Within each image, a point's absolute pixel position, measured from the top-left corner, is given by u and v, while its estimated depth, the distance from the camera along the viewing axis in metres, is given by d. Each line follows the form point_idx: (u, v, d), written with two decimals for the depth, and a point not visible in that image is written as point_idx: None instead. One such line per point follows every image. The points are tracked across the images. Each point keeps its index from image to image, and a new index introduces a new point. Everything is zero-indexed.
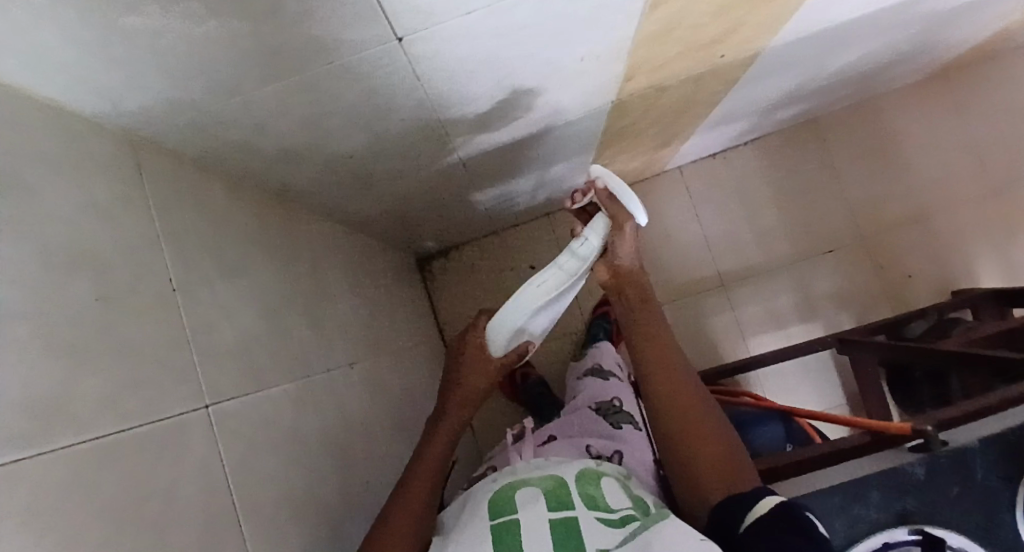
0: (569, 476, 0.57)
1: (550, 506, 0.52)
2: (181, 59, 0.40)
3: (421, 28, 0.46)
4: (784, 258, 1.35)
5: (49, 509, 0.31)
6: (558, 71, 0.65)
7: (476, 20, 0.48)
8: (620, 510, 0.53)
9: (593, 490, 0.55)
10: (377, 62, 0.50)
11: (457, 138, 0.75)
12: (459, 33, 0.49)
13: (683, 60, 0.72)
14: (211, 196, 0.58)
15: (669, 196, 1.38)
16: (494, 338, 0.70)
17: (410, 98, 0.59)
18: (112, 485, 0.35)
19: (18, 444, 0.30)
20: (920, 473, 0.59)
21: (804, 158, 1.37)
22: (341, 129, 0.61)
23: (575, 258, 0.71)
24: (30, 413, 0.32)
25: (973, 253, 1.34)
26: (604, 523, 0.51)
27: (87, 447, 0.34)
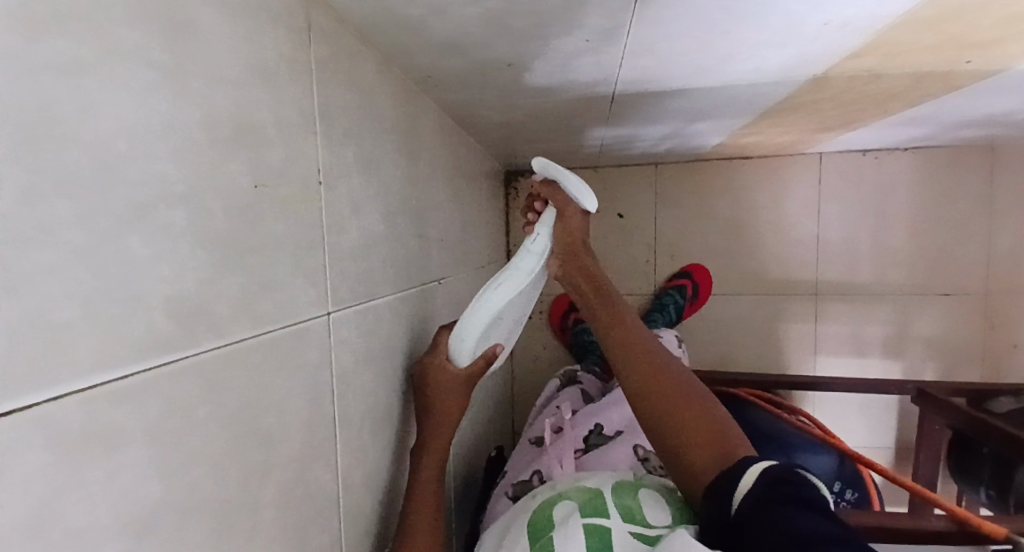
0: (607, 488, 0.61)
1: (585, 513, 0.57)
2: None
3: None
4: (892, 286, 1.23)
5: (178, 422, 0.28)
6: (784, 32, 0.53)
7: None
8: (656, 524, 0.56)
9: (630, 501, 0.59)
10: None
11: (623, 71, 0.65)
12: None
13: (925, 53, 0.59)
14: (363, 73, 0.51)
15: (795, 183, 1.24)
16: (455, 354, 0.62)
17: (610, 18, 0.49)
18: (235, 396, 0.32)
19: (159, 350, 0.26)
20: None
21: (962, 186, 1.21)
22: (521, 32, 0.52)
23: (531, 256, 0.67)
24: (179, 310, 0.28)
25: None
26: (637, 536, 0.54)
27: (218, 354, 0.31)
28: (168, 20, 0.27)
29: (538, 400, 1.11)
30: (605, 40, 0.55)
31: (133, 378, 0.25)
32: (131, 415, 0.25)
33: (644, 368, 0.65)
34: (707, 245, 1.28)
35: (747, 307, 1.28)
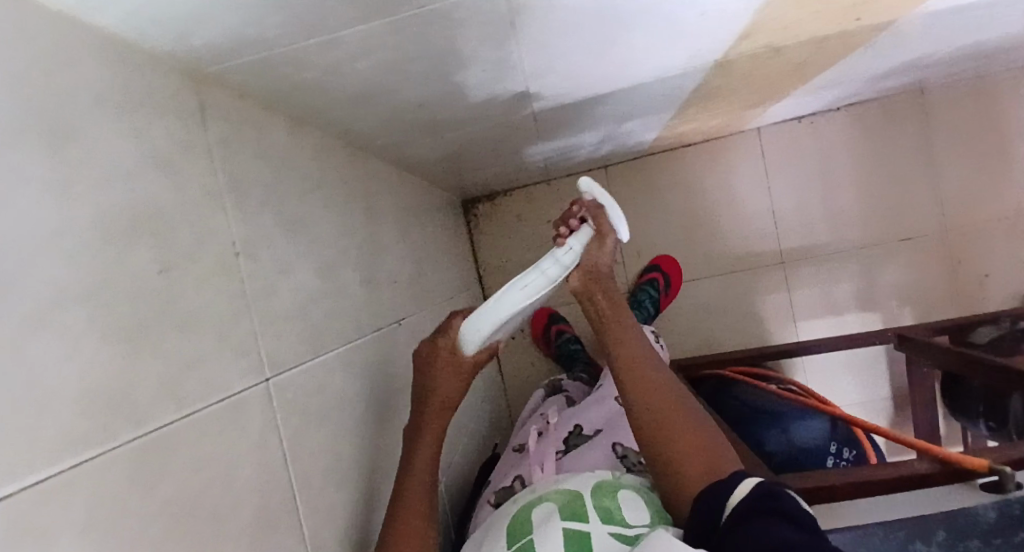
0: (587, 489, 0.60)
1: (564, 518, 0.57)
2: None
3: None
4: (853, 242, 1.26)
5: (111, 514, 0.28)
6: (669, 29, 0.55)
7: None
8: (637, 525, 0.56)
9: (610, 502, 0.59)
10: (475, 9, 0.43)
11: (535, 91, 0.68)
12: None
13: (812, 22, 0.62)
14: (276, 140, 0.53)
15: (741, 161, 1.28)
16: (466, 342, 0.64)
17: (499, 49, 0.52)
18: (171, 479, 0.33)
19: (78, 449, 0.27)
20: (992, 517, 0.56)
21: (898, 135, 1.24)
22: (420, 77, 0.55)
23: (557, 265, 0.65)
24: (93, 406, 0.29)
25: None
26: (617, 539, 0.54)
27: (145, 442, 0.32)
28: (49, 130, 0.29)
29: (526, 408, 1.09)
30: (503, 68, 0.57)
31: (54, 482, 0.25)
32: (58, 518, 0.25)
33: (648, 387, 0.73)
34: (670, 235, 1.30)
35: (719, 289, 1.30)
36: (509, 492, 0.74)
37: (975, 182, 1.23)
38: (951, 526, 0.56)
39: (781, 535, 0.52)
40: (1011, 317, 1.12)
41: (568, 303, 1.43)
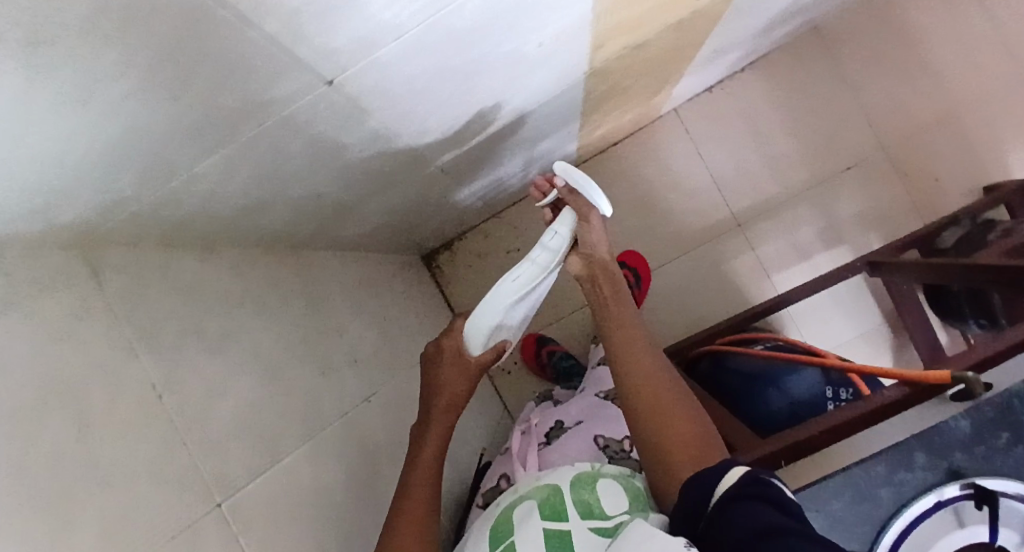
0: (566, 483, 0.68)
1: (546, 514, 0.64)
2: (93, 162, 0.37)
3: (350, 66, 0.43)
4: (800, 186, 1.27)
5: None
6: (513, 61, 0.59)
7: (409, 40, 0.43)
8: (615, 515, 0.64)
9: (589, 496, 0.66)
10: (313, 109, 0.46)
11: (426, 146, 0.71)
12: (392, 60, 0.45)
13: (657, 12, 0.65)
14: (190, 269, 0.56)
15: (671, 142, 1.30)
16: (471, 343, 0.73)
17: (362, 129, 0.55)
18: None
19: None
20: (965, 427, 0.56)
21: (811, 74, 1.27)
22: (304, 176, 0.58)
23: (546, 253, 0.70)
24: None
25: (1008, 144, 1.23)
26: (596, 532, 0.62)
27: None
28: None
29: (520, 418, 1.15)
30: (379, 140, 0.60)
31: None
32: None
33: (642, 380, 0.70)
34: (627, 230, 1.31)
35: (690, 267, 1.30)
36: (496, 490, 0.85)
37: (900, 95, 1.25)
38: (928, 446, 0.56)
39: (769, 519, 0.51)
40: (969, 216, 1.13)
41: (552, 323, 1.44)
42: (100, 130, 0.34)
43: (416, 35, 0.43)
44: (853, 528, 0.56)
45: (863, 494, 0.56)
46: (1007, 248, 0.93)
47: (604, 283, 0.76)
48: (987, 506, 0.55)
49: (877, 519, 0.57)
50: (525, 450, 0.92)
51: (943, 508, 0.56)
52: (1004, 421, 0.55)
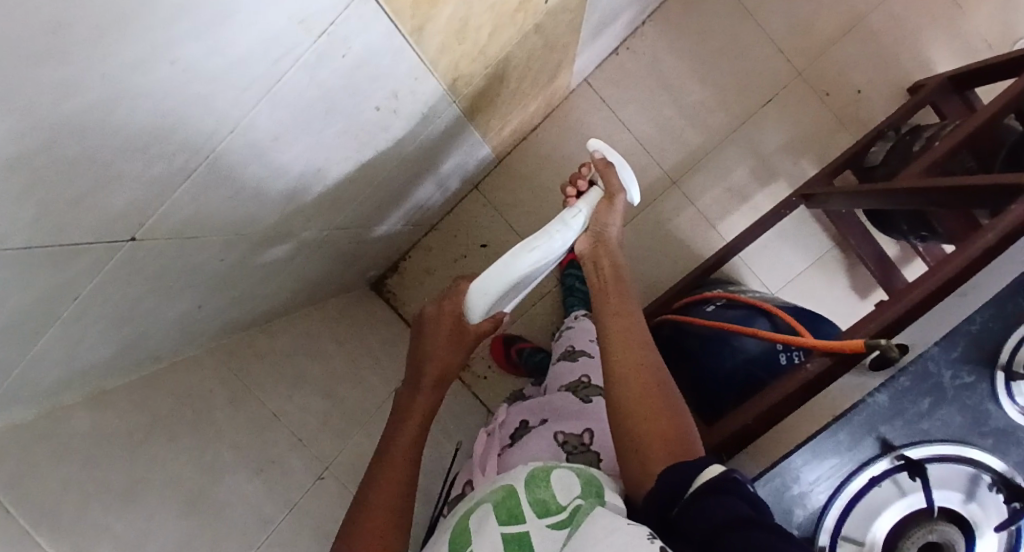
0: (521, 483, 0.67)
1: (503, 519, 0.64)
2: None
3: (148, 218, 0.40)
4: (725, 129, 1.25)
5: None
6: (355, 128, 0.55)
7: (206, 172, 0.40)
8: (571, 505, 0.64)
9: (544, 492, 0.65)
10: (135, 261, 0.43)
11: (308, 218, 0.68)
12: (199, 192, 0.42)
13: (501, 32, 0.62)
14: (84, 425, 0.54)
15: (587, 113, 1.27)
16: (471, 306, 0.69)
17: (213, 245, 0.52)
18: None
19: None
20: (884, 401, 0.54)
21: (712, 10, 1.23)
22: (176, 303, 0.55)
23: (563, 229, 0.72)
24: None
25: (919, 39, 1.20)
26: (553, 528, 0.62)
27: None
28: None
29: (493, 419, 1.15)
30: (246, 244, 0.58)
31: None
32: None
33: (631, 365, 0.66)
34: None
35: (634, 236, 1.28)
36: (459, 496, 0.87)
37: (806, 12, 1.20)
38: (850, 426, 0.55)
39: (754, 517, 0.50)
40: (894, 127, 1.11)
41: (516, 318, 1.44)
42: None
43: (209, 171, 0.40)
44: (789, 516, 0.56)
45: (793, 483, 0.56)
46: (929, 163, 0.92)
47: (609, 267, 0.76)
48: (920, 477, 0.54)
49: (811, 506, 0.56)
50: (487, 454, 0.92)
51: (878, 482, 0.55)
52: (925, 387, 0.54)
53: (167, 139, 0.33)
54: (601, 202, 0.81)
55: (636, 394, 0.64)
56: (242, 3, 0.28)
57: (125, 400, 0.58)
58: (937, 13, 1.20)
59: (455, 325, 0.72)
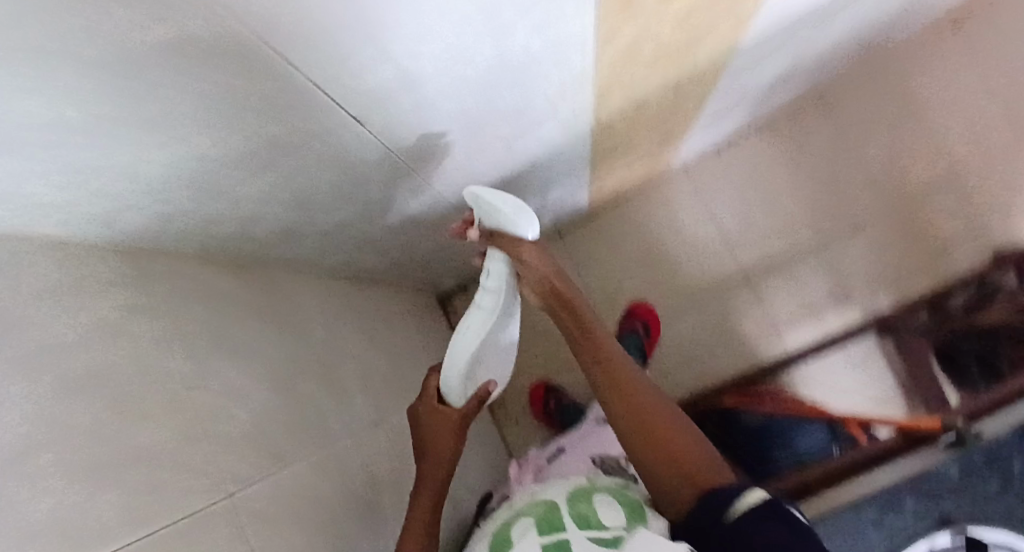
0: (563, 498, 0.65)
1: (543, 530, 0.62)
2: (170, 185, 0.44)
3: (377, 104, 0.48)
4: (808, 244, 1.31)
5: None
6: (515, 117, 0.66)
7: (428, 85, 0.49)
8: (612, 526, 0.61)
9: (585, 508, 0.64)
10: (344, 145, 0.52)
11: (445, 189, 0.77)
12: (416, 101, 0.51)
13: (654, 72, 0.72)
14: (221, 287, 0.62)
15: (680, 196, 1.36)
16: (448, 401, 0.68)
17: (386, 167, 0.61)
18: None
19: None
20: None
21: (814, 136, 1.33)
22: (333, 208, 0.64)
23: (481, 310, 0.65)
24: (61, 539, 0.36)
25: None
26: (594, 543, 0.60)
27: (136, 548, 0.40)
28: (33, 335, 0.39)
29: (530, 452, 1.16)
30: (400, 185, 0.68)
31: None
32: None
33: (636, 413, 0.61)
34: (638, 282, 1.35)
35: (700, 320, 1.33)
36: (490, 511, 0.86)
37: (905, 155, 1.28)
38: None
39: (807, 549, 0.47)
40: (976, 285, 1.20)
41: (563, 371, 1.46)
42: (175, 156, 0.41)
43: (420, 100, 0.51)
44: None
45: None
46: None
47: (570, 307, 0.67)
48: None
49: None
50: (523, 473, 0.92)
51: None
52: None
53: (437, 37, 0.42)
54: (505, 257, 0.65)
55: (645, 440, 0.60)
56: None
57: (250, 286, 0.66)
58: None
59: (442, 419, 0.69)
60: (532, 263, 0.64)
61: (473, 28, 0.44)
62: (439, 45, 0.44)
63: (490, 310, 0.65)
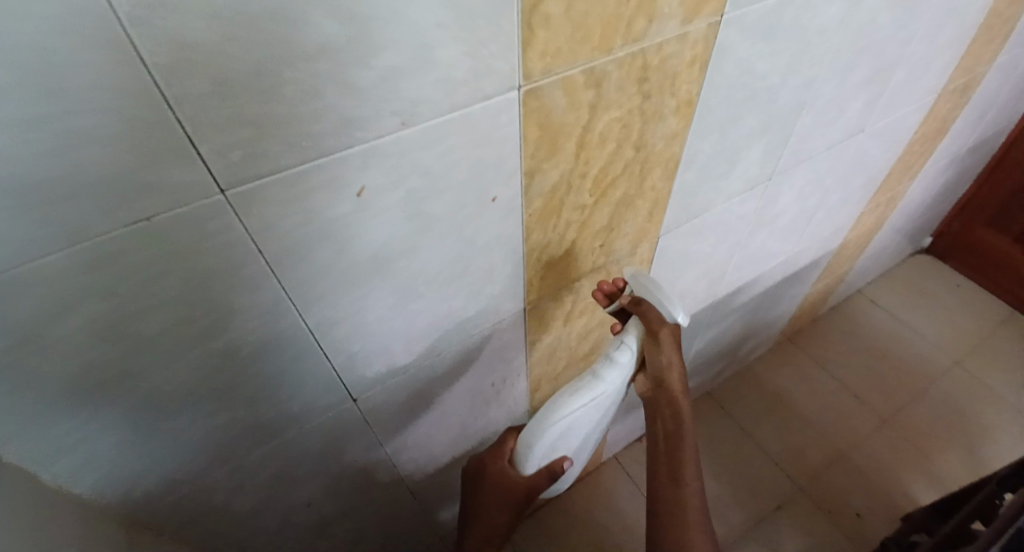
0: None
1: None
2: (200, 424, 0.51)
3: (371, 388, 0.62)
4: (745, 523, 1.40)
5: None
6: (484, 424, 0.88)
7: (413, 373, 0.65)
8: None
9: None
10: (342, 420, 0.63)
11: (409, 474, 0.84)
12: (398, 387, 0.65)
13: (571, 367, 0.91)
14: None
15: (616, 483, 1.48)
16: (525, 456, 0.72)
17: (368, 446, 0.71)
18: None
19: None
20: None
21: (714, 425, 1.58)
22: (311, 485, 0.70)
23: (606, 374, 0.65)
24: None
25: (898, 474, 1.47)
26: None
27: None
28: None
29: None
30: (397, 483, 0.84)
31: None
32: None
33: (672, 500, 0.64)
34: None
35: None
36: None
37: (793, 436, 1.55)
38: None
39: None
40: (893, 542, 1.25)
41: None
42: (192, 409, 0.49)
43: (409, 383, 0.66)
44: None
45: None
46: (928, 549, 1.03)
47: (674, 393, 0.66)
48: None
49: None
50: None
51: None
52: None
53: (431, 328, 0.60)
54: (643, 337, 0.65)
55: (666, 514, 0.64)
56: (502, 279, 0.61)
57: None
58: (908, 460, 1.50)
59: (507, 482, 0.76)
60: (664, 339, 0.64)
61: (446, 358, 0.67)
62: (438, 369, 0.67)
63: (607, 383, 0.65)
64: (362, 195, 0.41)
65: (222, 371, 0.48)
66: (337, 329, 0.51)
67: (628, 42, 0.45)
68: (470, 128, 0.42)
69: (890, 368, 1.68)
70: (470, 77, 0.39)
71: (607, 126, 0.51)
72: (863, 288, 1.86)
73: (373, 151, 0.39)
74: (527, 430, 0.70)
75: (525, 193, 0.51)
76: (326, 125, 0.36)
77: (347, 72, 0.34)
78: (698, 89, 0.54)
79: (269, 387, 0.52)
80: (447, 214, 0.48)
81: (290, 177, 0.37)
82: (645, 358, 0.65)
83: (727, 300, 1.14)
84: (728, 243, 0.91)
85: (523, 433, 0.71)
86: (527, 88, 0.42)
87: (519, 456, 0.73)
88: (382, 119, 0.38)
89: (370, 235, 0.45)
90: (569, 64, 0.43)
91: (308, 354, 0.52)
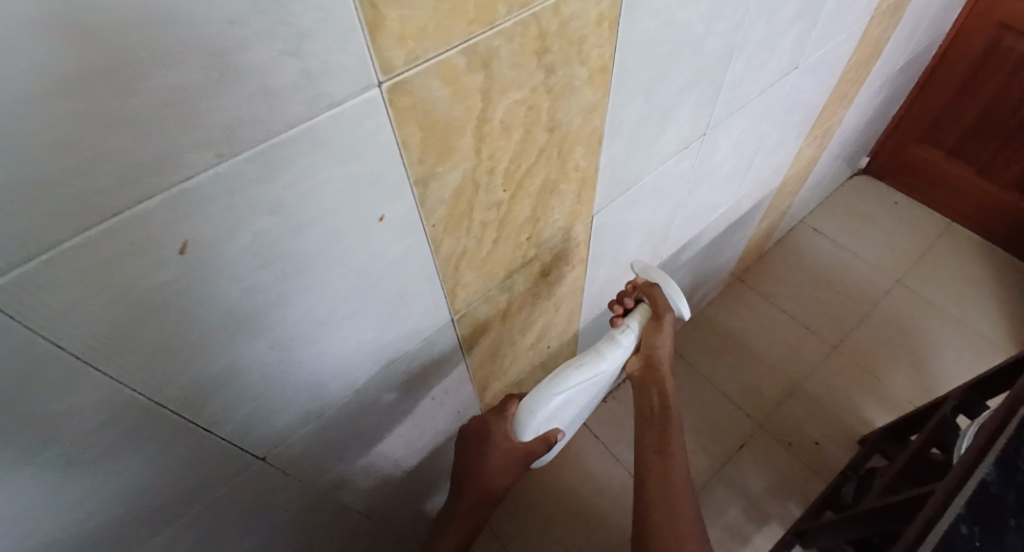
0: None
1: None
2: (62, 532, 0.42)
3: (279, 442, 0.53)
4: (713, 468, 1.41)
5: None
6: (434, 433, 0.80)
7: (331, 415, 0.56)
8: None
9: None
10: (253, 482, 0.54)
11: (355, 502, 0.76)
12: (316, 432, 0.56)
13: (519, 359, 0.84)
14: None
15: (585, 448, 1.45)
16: (521, 426, 0.69)
17: (295, 495, 0.62)
18: None
19: None
20: (966, 528, 0.59)
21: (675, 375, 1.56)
22: (234, 545, 0.61)
23: (613, 350, 0.68)
24: None
25: (852, 397, 1.50)
26: None
27: None
28: None
29: None
30: (345, 514, 0.76)
31: None
32: None
33: (662, 463, 0.69)
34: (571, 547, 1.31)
35: None
36: None
37: (752, 375, 1.55)
38: None
39: None
40: (854, 469, 1.27)
41: None
42: (43, 520, 0.39)
43: (329, 425, 0.57)
44: None
45: None
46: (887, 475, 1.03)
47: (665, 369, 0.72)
48: (980, 524, 0.59)
49: None
50: None
51: None
52: (978, 524, 0.59)
53: (340, 367, 0.51)
54: (648, 319, 0.71)
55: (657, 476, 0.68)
56: (415, 300, 0.52)
57: None
58: (860, 382, 1.53)
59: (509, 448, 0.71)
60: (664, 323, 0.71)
61: (370, 391, 0.58)
62: (362, 402, 0.59)
63: (612, 361, 0.68)
64: (187, 251, 0.32)
65: (69, 477, 0.38)
66: (207, 401, 0.42)
67: (514, 8, 0.35)
68: (322, 146, 0.33)
69: (836, 294, 1.69)
70: (304, 80, 0.29)
71: (508, 111, 0.42)
72: (806, 218, 1.85)
73: (186, 197, 0.29)
74: (527, 399, 0.68)
75: (420, 205, 0.42)
76: (99, 176, 0.26)
77: (110, 103, 0.24)
78: (612, 51, 0.45)
79: (142, 475, 0.43)
80: (320, 248, 0.38)
81: (67, 255, 0.28)
82: (646, 337, 0.71)
83: (673, 259, 1.09)
84: (669, 205, 0.85)
85: (523, 401, 0.68)
86: (391, 84, 0.33)
87: (515, 426, 0.69)
88: (186, 155, 0.28)
89: (216, 294, 0.35)
90: (443, 45, 0.33)
91: (183, 434, 0.43)
